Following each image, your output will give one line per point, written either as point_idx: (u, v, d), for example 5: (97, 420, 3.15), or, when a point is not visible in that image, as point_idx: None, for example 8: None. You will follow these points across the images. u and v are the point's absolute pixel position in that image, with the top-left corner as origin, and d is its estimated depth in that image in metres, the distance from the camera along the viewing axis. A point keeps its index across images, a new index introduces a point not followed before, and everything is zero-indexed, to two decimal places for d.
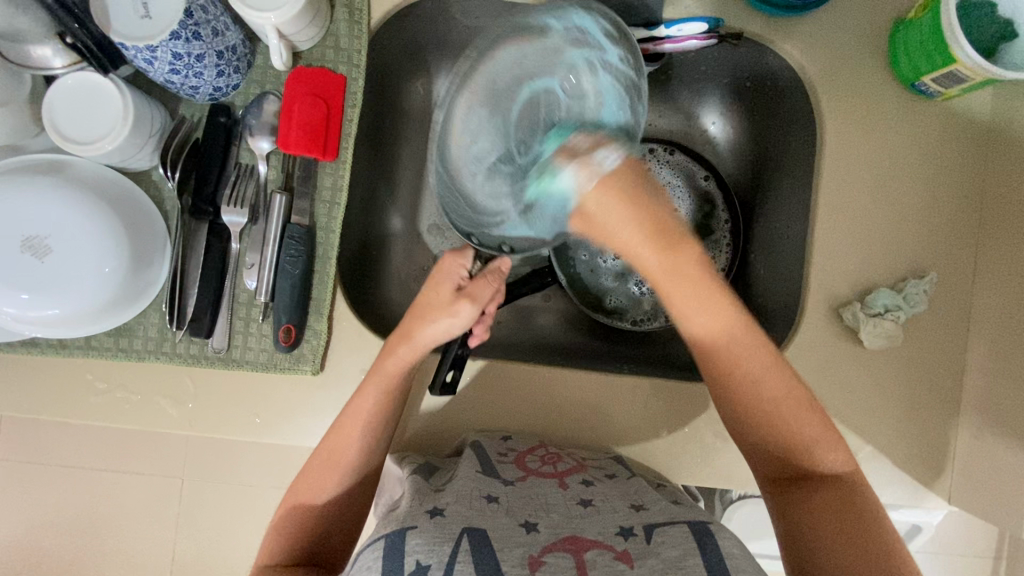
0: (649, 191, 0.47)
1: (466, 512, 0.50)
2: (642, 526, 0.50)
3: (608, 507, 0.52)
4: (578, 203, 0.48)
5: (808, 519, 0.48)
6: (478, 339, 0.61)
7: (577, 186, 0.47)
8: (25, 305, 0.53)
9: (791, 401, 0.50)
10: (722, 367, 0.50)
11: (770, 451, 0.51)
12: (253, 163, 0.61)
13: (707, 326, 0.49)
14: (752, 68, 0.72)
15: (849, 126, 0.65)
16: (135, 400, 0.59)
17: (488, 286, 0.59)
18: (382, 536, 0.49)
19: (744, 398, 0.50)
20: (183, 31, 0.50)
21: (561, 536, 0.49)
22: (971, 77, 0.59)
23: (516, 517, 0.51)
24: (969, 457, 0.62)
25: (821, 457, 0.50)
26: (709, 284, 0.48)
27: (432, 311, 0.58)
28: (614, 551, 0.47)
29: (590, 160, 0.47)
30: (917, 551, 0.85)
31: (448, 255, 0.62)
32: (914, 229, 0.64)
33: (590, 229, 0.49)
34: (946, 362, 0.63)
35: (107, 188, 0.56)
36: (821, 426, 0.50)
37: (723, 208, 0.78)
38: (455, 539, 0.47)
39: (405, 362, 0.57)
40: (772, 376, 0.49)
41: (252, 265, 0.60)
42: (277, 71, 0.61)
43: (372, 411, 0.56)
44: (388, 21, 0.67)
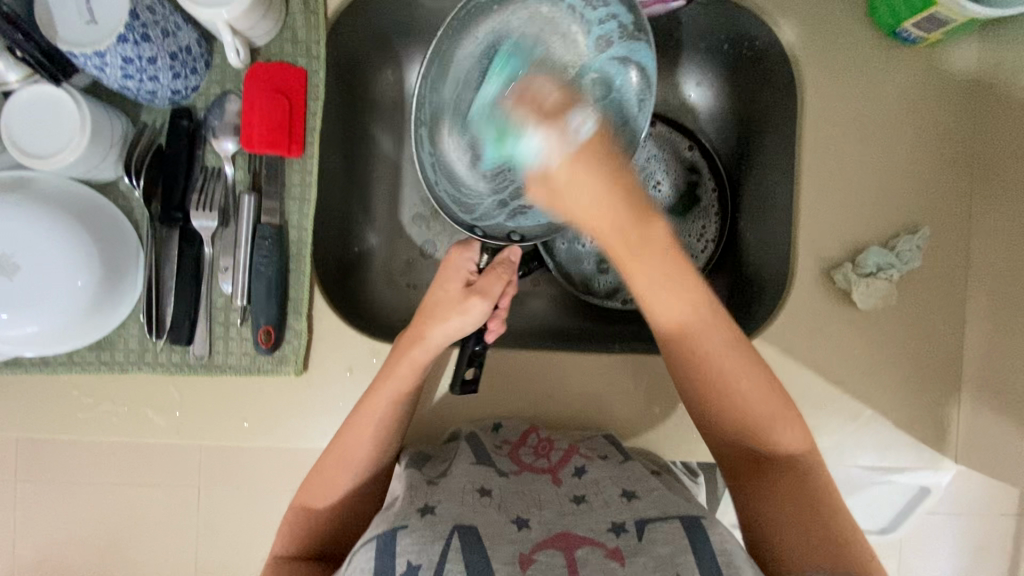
0: (617, 163, 0.48)
1: (458, 510, 0.49)
2: (633, 522, 0.49)
3: (601, 502, 0.52)
4: (544, 171, 0.48)
5: (770, 505, 0.50)
6: (495, 334, 0.59)
7: (544, 151, 0.48)
8: (3, 324, 0.53)
9: (756, 389, 0.52)
10: (691, 355, 0.52)
11: (736, 437, 0.53)
12: (219, 166, 0.61)
13: (672, 314, 0.52)
14: (727, 30, 0.69)
15: (829, 81, 0.63)
16: (123, 412, 0.59)
17: (496, 276, 0.58)
18: (374, 536, 0.47)
19: (709, 394, 0.52)
20: (131, 34, 0.49)
21: (553, 532, 0.48)
22: (953, 18, 0.56)
23: (508, 512, 0.50)
24: (974, 413, 0.60)
25: (777, 439, 0.52)
26: (683, 275, 0.51)
27: (445, 312, 0.57)
28: (604, 548, 0.47)
29: (563, 127, 0.49)
30: (933, 513, 0.84)
31: (454, 248, 0.61)
32: (904, 182, 0.62)
33: (549, 196, 0.49)
34: (945, 318, 0.61)
35: (74, 201, 0.56)
36: (779, 407, 0.52)
37: (708, 176, 0.77)
38: (447, 537, 0.46)
39: (420, 363, 0.56)
40: (734, 355, 0.52)
41: (226, 268, 0.59)
42: (236, 69, 0.60)
43: (383, 415, 0.55)
44: (348, 9, 0.65)
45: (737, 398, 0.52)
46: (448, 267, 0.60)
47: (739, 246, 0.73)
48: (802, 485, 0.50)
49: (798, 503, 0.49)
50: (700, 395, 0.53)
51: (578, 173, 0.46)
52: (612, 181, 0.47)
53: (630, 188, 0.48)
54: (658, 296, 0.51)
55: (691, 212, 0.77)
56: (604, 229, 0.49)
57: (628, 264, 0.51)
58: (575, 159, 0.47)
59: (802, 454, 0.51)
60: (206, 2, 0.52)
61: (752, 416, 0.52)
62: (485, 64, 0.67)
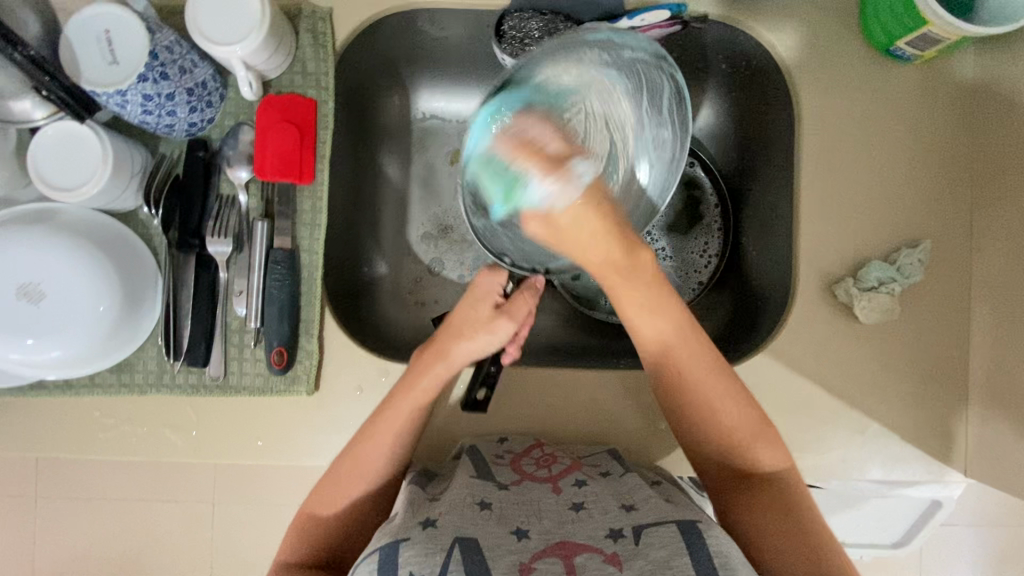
0: (608, 205, 0.54)
1: (458, 521, 0.50)
2: (631, 527, 0.50)
3: (599, 509, 0.52)
4: (548, 210, 0.54)
5: (763, 530, 0.50)
6: (511, 358, 0.61)
7: (550, 195, 0.54)
8: (29, 349, 0.55)
9: (741, 406, 0.54)
10: (671, 382, 0.55)
11: (717, 456, 0.54)
12: (234, 194, 0.63)
13: (651, 334, 0.55)
14: (725, 50, 0.71)
15: (826, 99, 0.64)
16: (142, 432, 0.61)
17: (524, 305, 0.60)
18: (377, 549, 0.49)
19: (692, 407, 0.54)
20: (149, 73, 0.52)
21: (552, 542, 0.49)
22: (945, 37, 0.57)
23: (508, 524, 0.51)
24: (982, 425, 0.60)
25: (759, 456, 0.53)
26: (665, 299, 0.55)
27: (472, 329, 0.59)
28: (603, 553, 0.48)
29: (567, 175, 0.55)
30: (955, 528, 0.82)
31: (482, 273, 0.62)
32: (904, 197, 0.63)
33: (550, 232, 0.54)
34: (949, 332, 0.62)
35: (97, 230, 0.58)
36: (760, 423, 0.54)
37: (710, 192, 0.77)
38: (447, 549, 0.47)
39: (442, 379, 0.58)
40: (723, 387, 0.54)
41: (240, 292, 0.61)
42: (249, 101, 0.63)
43: (404, 428, 0.56)
44: (355, 40, 0.67)
45: (720, 416, 0.53)
46: (477, 288, 0.61)
47: (743, 260, 0.74)
48: (790, 502, 0.50)
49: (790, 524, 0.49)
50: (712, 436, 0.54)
51: (577, 216, 0.53)
52: (599, 218, 0.53)
53: (635, 243, 0.54)
54: (637, 313, 0.55)
55: (694, 228, 0.78)
56: (599, 257, 0.54)
57: (614, 282, 0.55)
58: (579, 202, 0.53)
59: (784, 472, 0.52)
60: (221, 40, 0.55)
61: (736, 435, 0.53)
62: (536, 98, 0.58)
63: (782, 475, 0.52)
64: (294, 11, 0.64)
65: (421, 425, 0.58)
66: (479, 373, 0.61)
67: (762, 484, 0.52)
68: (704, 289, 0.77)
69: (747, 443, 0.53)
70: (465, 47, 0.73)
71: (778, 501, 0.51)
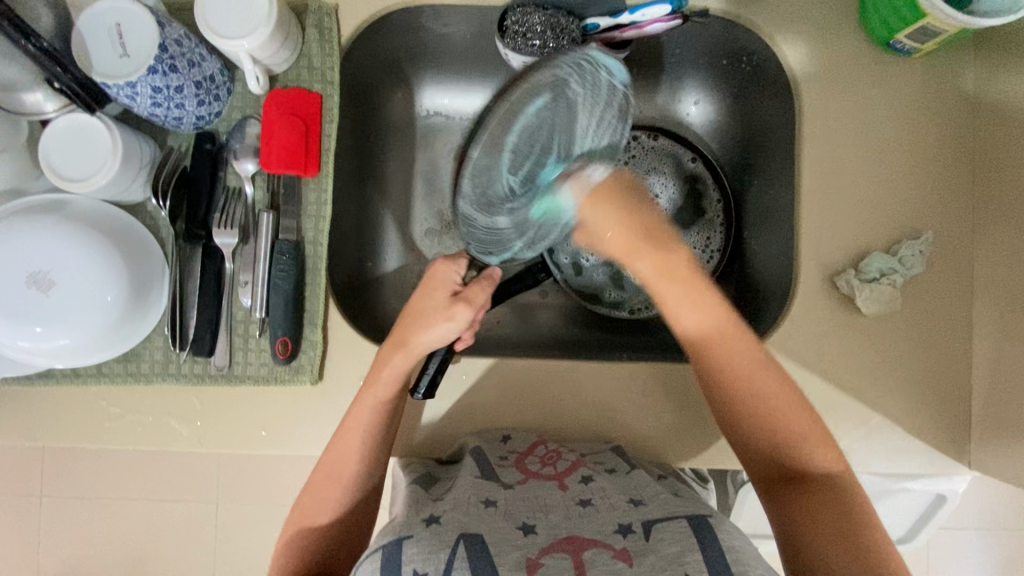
0: (637, 199, 0.53)
1: (463, 519, 0.50)
2: (640, 523, 0.50)
3: (606, 505, 0.53)
4: (576, 217, 0.54)
5: (804, 518, 0.49)
6: (464, 344, 0.61)
7: (573, 202, 0.54)
8: (38, 337, 0.56)
9: (787, 401, 0.52)
10: (723, 377, 0.53)
11: (761, 447, 0.53)
12: (240, 186, 0.64)
13: (697, 326, 0.53)
14: (727, 44, 0.71)
15: (826, 92, 0.64)
16: (147, 421, 0.62)
17: (482, 290, 0.58)
18: (381, 547, 0.49)
19: (742, 402, 0.53)
20: (160, 65, 0.53)
21: (560, 537, 0.49)
22: (945, 30, 0.58)
23: (514, 519, 0.51)
24: (985, 418, 0.60)
25: (810, 453, 0.51)
26: (705, 294, 0.52)
27: (430, 316, 0.57)
28: (613, 549, 0.47)
29: (580, 175, 0.54)
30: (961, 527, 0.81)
31: (439, 261, 0.61)
32: (905, 189, 0.63)
33: (583, 233, 0.55)
34: (952, 324, 0.62)
35: (106, 221, 0.59)
36: (810, 421, 0.52)
37: (712, 186, 0.78)
38: (452, 545, 0.47)
39: (400, 370, 0.57)
40: (773, 383, 0.52)
41: (245, 283, 0.62)
42: (256, 96, 0.64)
43: (371, 421, 0.57)
44: (360, 36, 0.68)
45: (764, 412, 0.52)
46: (432, 277, 0.60)
47: (745, 254, 0.74)
48: (847, 506, 0.49)
49: (834, 518, 0.48)
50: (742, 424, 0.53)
51: (603, 211, 0.52)
52: (630, 215, 0.53)
53: (651, 222, 0.53)
54: (679, 308, 0.53)
55: (695, 223, 0.79)
56: (610, 234, 0.53)
57: (651, 278, 0.53)
58: (588, 199, 0.53)
59: (836, 474, 0.51)
60: (229, 35, 0.56)
61: (786, 431, 0.52)
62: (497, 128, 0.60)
63: (837, 478, 0.51)
64: (300, 7, 0.65)
65: (389, 418, 0.58)
66: (438, 364, 0.60)
67: (818, 487, 0.50)
68: None
69: (796, 440, 0.52)
70: (469, 44, 0.74)
71: (832, 500, 0.49)
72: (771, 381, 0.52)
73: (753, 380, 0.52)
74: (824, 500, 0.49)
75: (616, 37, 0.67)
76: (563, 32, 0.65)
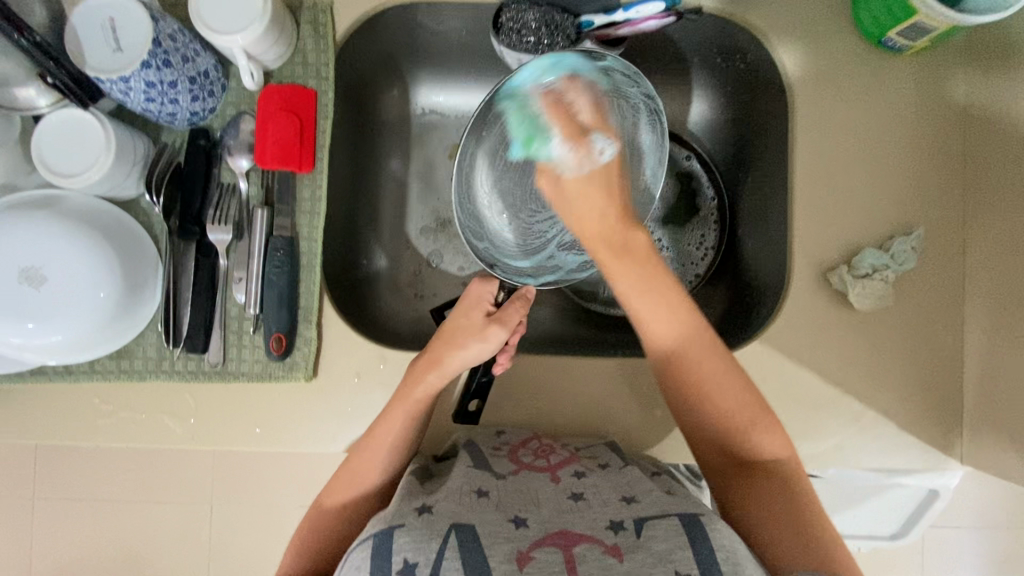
0: (619, 184, 0.59)
1: (455, 508, 0.50)
2: (632, 520, 0.50)
3: (599, 500, 0.52)
4: (562, 169, 0.61)
5: (747, 505, 0.50)
6: (501, 369, 0.62)
7: (564, 153, 0.61)
8: (30, 333, 0.56)
9: (744, 397, 0.53)
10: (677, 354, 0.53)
11: (708, 436, 0.54)
12: (234, 182, 0.64)
13: (666, 332, 0.54)
14: (720, 42, 0.71)
15: (819, 89, 0.65)
16: (141, 418, 0.61)
17: (517, 312, 0.61)
18: (370, 535, 0.48)
19: (705, 387, 0.53)
20: (153, 60, 0.53)
21: (551, 531, 0.49)
22: (937, 27, 0.58)
23: (506, 512, 0.51)
24: (978, 413, 0.60)
25: (756, 438, 0.52)
26: (670, 290, 0.54)
27: (464, 338, 0.59)
28: (603, 545, 0.48)
29: (590, 146, 0.61)
30: None
31: (473, 284, 0.65)
32: (898, 185, 0.63)
33: (557, 198, 0.60)
34: (945, 319, 0.62)
35: (99, 217, 0.59)
36: (751, 407, 0.53)
37: (707, 184, 0.79)
38: (443, 537, 0.47)
39: (435, 388, 0.58)
40: (728, 376, 0.53)
41: (240, 279, 0.62)
42: (250, 92, 0.64)
43: (399, 435, 0.57)
44: (355, 32, 0.68)
45: (711, 397, 0.53)
46: (467, 299, 0.63)
47: (740, 251, 0.75)
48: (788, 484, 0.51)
49: (771, 498, 0.50)
50: (702, 413, 0.53)
51: (586, 190, 0.58)
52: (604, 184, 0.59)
53: (627, 210, 0.58)
54: (650, 313, 0.54)
55: (690, 220, 0.79)
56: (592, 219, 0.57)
57: (611, 267, 0.56)
58: (588, 173, 0.59)
59: (784, 460, 0.52)
60: (223, 30, 0.56)
61: (729, 414, 0.53)
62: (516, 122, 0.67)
63: (782, 462, 0.52)
64: (295, 3, 0.65)
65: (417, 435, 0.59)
66: (473, 386, 0.62)
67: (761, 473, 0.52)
68: (702, 280, 0.77)
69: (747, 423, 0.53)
70: (463, 41, 0.74)
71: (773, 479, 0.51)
72: (714, 362, 0.53)
73: (693, 351, 0.53)
74: (767, 483, 0.51)
75: (610, 35, 0.67)
76: (557, 29, 0.66)
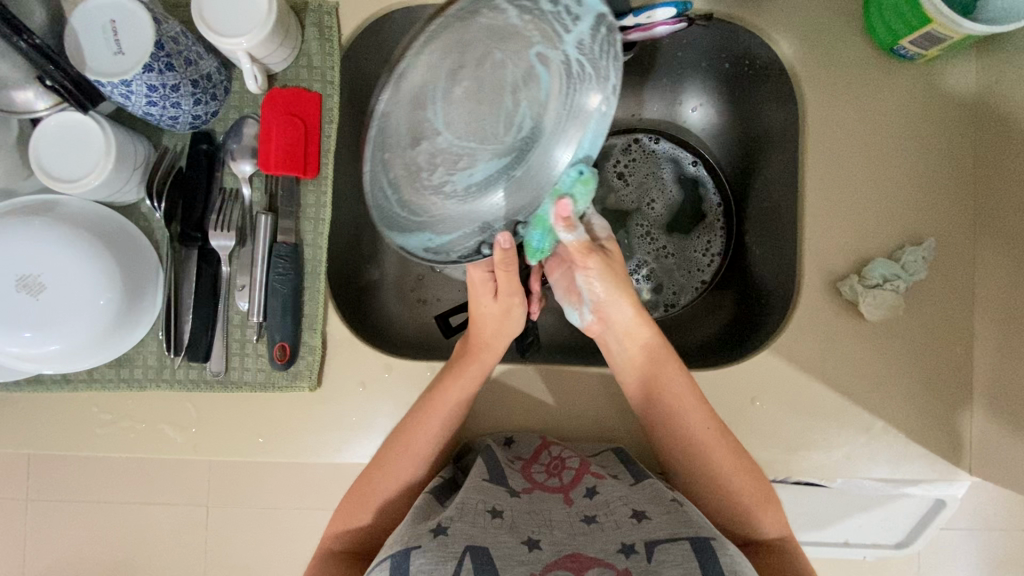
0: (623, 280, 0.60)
1: (470, 530, 0.49)
2: (643, 543, 0.49)
3: (611, 523, 0.52)
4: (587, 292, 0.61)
5: None
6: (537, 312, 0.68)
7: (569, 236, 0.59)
8: (27, 343, 0.54)
9: (746, 479, 0.57)
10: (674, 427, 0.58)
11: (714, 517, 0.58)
12: (237, 187, 0.62)
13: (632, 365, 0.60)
14: (729, 48, 0.71)
15: (831, 96, 0.64)
16: (140, 428, 0.60)
17: (517, 277, 0.61)
18: (387, 556, 0.48)
19: (701, 470, 0.58)
20: (155, 63, 0.52)
21: (563, 554, 0.49)
22: (949, 36, 0.58)
23: (520, 533, 0.51)
24: (987, 424, 0.60)
25: (758, 526, 0.56)
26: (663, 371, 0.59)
27: (491, 323, 0.62)
28: (615, 569, 0.47)
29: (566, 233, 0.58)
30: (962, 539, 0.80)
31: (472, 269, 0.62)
32: (907, 194, 0.63)
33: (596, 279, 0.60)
34: (954, 330, 0.62)
35: (99, 224, 0.58)
36: (759, 498, 0.57)
37: (713, 190, 0.79)
38: (458, 558, 0.47)
39: (482, 370, 0.60)
40: (732, 470, 0.57)
41: (242, 286, 0.61)
42: (254, 95, 0.63)
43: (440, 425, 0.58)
44: (360, 35, 0.67)
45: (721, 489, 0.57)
46: (474, 285, 0.62)
47: (747, 258, 0.74)
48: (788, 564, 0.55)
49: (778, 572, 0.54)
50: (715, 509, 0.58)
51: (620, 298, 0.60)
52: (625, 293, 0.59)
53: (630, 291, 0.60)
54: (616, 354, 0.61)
55: (697, 227, 0.79)
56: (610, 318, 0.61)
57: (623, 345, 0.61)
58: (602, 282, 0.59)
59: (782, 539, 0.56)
60: (227, 33, 0.55)
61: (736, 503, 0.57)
62: (489, 61, 0.55)
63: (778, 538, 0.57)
64: (300, 5, 0.64)
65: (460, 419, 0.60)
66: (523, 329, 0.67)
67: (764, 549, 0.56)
68: (707, 287, 0.78)
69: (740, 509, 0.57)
70: None
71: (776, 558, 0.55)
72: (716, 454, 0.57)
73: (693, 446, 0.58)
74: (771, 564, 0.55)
75: (618, 40, 0.65)
76: None
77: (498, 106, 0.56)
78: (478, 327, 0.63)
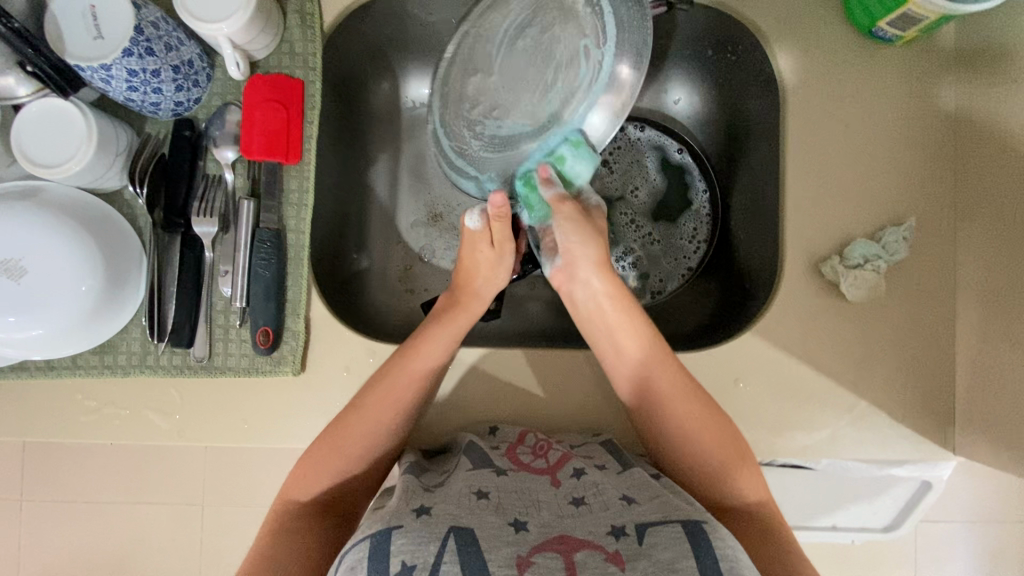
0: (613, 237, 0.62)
1: (454, 511, 0.49)
2: (633, 525, 0.49)
3: (600, 504, 0.51)
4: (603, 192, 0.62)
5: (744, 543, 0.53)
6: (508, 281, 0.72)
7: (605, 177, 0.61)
8: (12, 327, 0.54)
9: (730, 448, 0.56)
10: (649, 389, 0.57)
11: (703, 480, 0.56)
12: (220, 173, 0.63)
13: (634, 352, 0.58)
14: (712, 33, 0.71)
15: (811, 79, 0.65)
16: (124, 415, 0.60)
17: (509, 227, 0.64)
18: (366, 536, 0.47)
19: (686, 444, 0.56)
20: (135, 48, 0.52)
21: (551, 537, 0.48)
22: (926, 17, 0.58)
23: (505, 515, 0.50)
24: (970, 403, 0.60)
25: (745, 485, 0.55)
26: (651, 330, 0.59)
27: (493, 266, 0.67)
28: (605, 552, 0.47)
29: None
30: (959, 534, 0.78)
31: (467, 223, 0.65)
32: (887, 175, 0.63)
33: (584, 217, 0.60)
34: (936, 308, 0.62)
35: (81, 210, 0.58)
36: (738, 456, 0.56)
37: (698, 174, 0.79)
38: (442, 538, 0.47)
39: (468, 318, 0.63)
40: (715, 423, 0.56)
41: (225, 272, 0.61)
42: (237, 82, 0.63)
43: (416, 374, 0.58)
44: (344, 22, 0.67)
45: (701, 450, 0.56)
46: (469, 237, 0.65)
47: (732, 245, 0.75)
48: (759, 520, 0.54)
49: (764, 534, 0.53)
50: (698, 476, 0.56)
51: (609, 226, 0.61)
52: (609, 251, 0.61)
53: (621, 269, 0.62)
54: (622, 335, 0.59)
55: (681, 215, 0.80)
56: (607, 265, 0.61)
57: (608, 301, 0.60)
58: None
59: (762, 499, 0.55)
60: (207, 18, 0.55)
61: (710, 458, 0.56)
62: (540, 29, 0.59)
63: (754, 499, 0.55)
64: None
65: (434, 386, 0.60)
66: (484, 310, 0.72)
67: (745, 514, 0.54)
68: (693, 275, 0.79)
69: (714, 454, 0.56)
70: (454, 30, 0.73)
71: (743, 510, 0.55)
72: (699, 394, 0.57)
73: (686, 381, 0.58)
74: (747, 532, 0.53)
75: None
76: None
77: (540, 79, 0.59)
78: (472, 271, 0.66)
